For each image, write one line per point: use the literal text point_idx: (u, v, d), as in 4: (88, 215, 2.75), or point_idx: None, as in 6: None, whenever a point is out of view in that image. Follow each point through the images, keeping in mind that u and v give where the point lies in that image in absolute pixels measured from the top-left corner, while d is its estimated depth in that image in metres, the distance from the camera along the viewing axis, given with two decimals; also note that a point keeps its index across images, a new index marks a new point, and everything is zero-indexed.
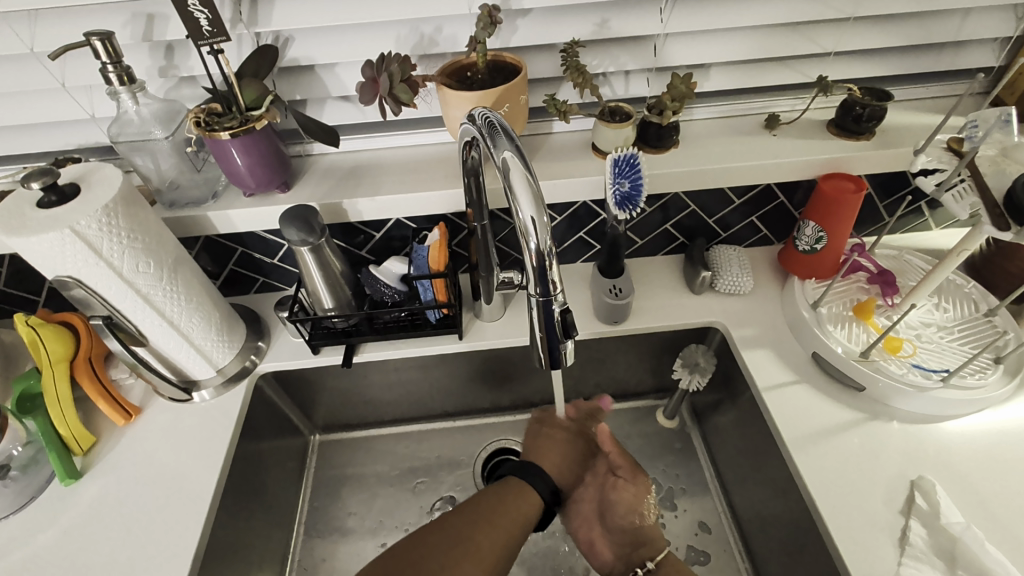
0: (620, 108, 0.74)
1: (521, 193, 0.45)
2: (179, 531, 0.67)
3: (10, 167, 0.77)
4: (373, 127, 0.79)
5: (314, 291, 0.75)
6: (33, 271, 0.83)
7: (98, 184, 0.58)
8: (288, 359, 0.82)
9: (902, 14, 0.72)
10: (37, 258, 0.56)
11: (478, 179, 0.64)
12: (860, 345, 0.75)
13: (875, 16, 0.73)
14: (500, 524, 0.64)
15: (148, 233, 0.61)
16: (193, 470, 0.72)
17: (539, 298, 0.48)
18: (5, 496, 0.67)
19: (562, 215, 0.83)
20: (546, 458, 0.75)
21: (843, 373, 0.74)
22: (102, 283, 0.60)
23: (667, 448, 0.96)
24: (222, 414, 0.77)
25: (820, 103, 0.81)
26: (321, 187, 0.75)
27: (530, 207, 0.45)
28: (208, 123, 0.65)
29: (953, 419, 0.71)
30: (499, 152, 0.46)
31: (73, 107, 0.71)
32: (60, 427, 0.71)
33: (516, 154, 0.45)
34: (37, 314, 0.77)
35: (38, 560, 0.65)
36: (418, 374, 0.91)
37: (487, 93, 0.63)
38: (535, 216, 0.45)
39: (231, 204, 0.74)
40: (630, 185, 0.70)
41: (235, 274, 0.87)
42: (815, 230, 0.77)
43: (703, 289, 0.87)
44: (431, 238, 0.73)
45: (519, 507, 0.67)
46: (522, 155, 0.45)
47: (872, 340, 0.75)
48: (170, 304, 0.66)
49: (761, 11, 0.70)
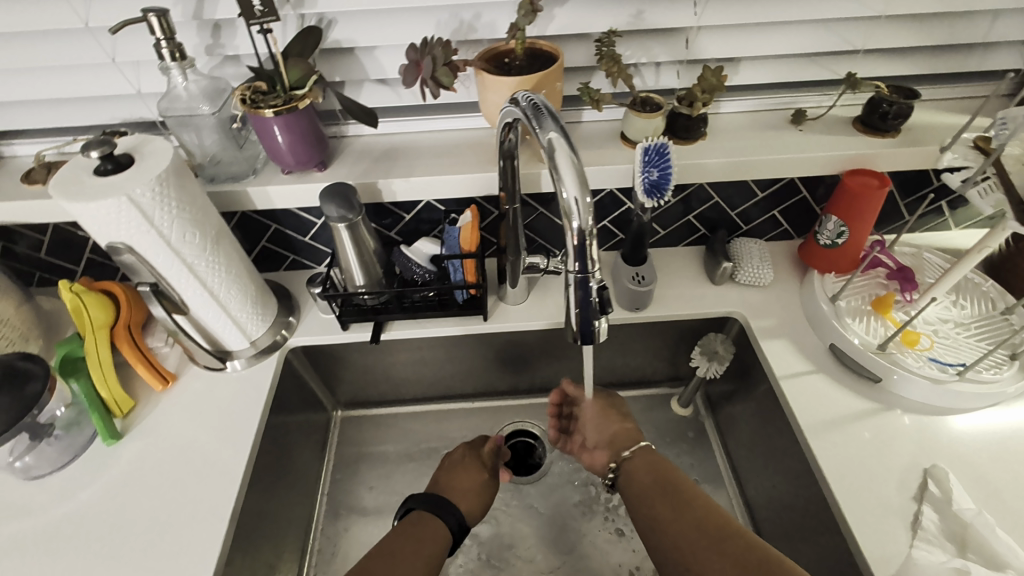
0: (651, 99, 0.75)
1: (565, 174, 0.47)
2: (215, 492, 0.70)
3: (57, 139, 0.80)
4: (407, 111, 0.81)
5: (346, 268, 0.77)
6: (75, 241, 0.86)
7: (150, 155, 0.60)
8: (318, 334, 0.84)
9: (932, 14, 0.74)
10: (93, 224, 0.58)
11: (514, 163, 0.65)
12: (877, 338, 0.77)
13: (906, 15, 0.74)
14: (418, 551, 0.67)
15: (195, 205, 0.64)
16: (227, 436, 0.74)
17: (577, 275, 0.50)
18: (50, 454, 0.71)
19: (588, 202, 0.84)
20: (454, 486, 0.79)
21: (860, 365, 0.76)
22: (152, 251, 0.62)
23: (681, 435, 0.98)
24: (254, 384, 0.79)
25: (846, 101, 0.83)
26: (357, 167, 0.77)
27: (573, 188, 0.47)
28: (253, 100, 0.68)
29: (967, 412, 0.73)
30: (544, 133, 0.48)
31: (121, 82, 0.74)
32: (101, 390, 0.74)
33: (561, 135, 0.47)
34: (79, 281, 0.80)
35: (82, 514, 0.68)
36: (441, 354, 0.93)
37: (526, 79, 0.64)
38: (578, 196, 0.47)
39: (270, 180, 0.76)
40: (658, 173, 0.71)
41: (267, 251, 0.89)
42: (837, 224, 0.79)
43: (723, 280, 0.88)
44: (463, 219, 0.75)
45: (428, 532, 0.70)
46: (567, 137, 0.47)
47: (890, 333, 0.77)
48: (211, 275, 0.69)
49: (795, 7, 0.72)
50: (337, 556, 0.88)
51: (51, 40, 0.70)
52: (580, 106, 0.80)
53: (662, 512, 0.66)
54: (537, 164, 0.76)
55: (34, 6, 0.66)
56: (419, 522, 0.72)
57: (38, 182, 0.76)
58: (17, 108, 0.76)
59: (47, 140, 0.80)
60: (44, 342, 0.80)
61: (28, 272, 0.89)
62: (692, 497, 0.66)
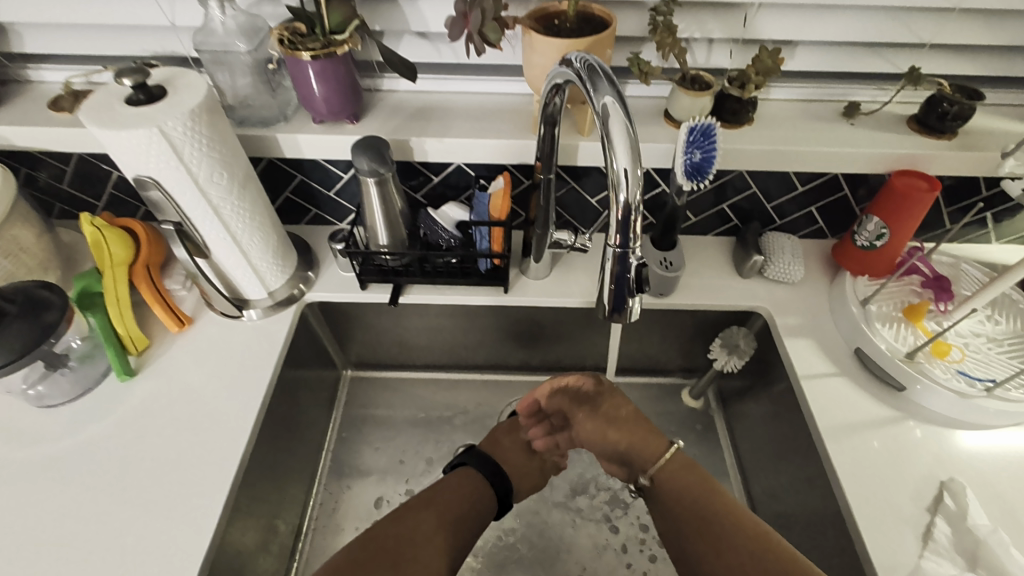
0: (701, 77, 0.72)
1: (617, 142, 0.45)
2: (225, 438, 0.69)
3: (85, 67, 0.78)
4: (445, 69, 0.78)
5: (371, 226, 0.75)
6: (97, 175, 0.85)
7: (183, 88, 0.58)
8: (336, 291, 0.83)
9: (1008, 11, 0.69)
10: (122, 154, 0.56)
11: (555, 130, 0.63)
12: (906, 346, 0.75)
13: (980, 10, 0.70)
14: (459, 524, 0.72)
15: (225, 145, 0.62)
16: (239, 384, 0.74)
17: (617, 250, 0.48)
18: (63, 385, 0.71)
19: None
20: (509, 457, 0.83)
21: (885, 371, 0.74)
22: (179, 189, 0.61)
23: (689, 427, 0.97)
24: (269, 335, 0.79)
25: (902, 97, 0.79)
26: (389, 123, 0.75)
27: (625, 157, 0.45)
28: (292, 41, 0.65)
29: (990, 429, 0.71)
30: (599, 97, 0.46)
31: (155, 12, 0.71)
32: (117, 326, 0.73)
33: (617, 100, 0.45)
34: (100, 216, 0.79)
35: (93, 446, 0.68)
36: (456, 323, 0.92)
37: (576, 42, 0.61)
38: (628, 166, 0.45)
39: (300, 128, 0.74)
40: (701, 155, 0.68)
41: (290, 202, 0.88)
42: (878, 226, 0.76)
43: (751, 273, 0.86)
44: (494, 185, 0.73)
45: (463, 497, 0.76)
46: (623, 102, 0.45)
47: (920, 343, 0.75)
48: (236, 219, 0.67)
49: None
50: (338, 512, 0.89)
51: None
52: (625, 79, 0.77)
53: (690, 530, 0.71)
54: (576, 135, 0.74)
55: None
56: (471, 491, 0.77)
57: (65, 110, 0.74)
58: (46, 31, 0.74)
59: (75, 68, 0.78)
60: (62, 274, 0.80)
61: (49, 202, 0.88)
62: (728, 511, 0.70)
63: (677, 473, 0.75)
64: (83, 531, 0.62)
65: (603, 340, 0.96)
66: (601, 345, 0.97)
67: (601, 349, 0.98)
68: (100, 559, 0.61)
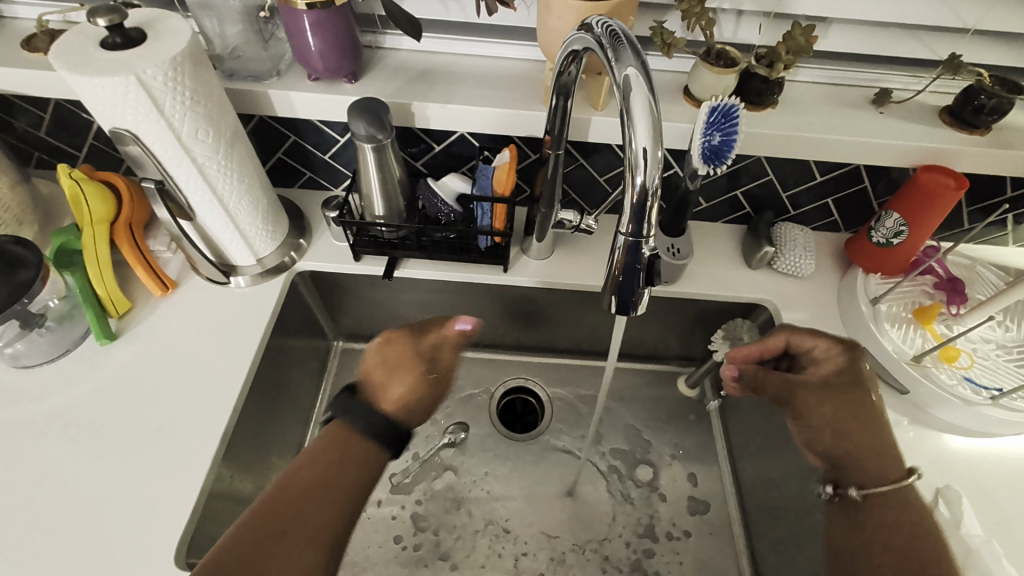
0: (726, 52, 0.67)
1: (638, 120, 0.41)
2: (209, 408, 0.67)
3: (63, 5, 0.71)
4: (453, 28, 0.73)
5: (367, 195, 0.71)
6: (77, 123, 0.80)
7: (165, 34, 0.53)
8: (329, 261, 0.80)
9: None
10: (97, 103, 0.52)
11: (568, 103, 0.59)
12: (913, 348, 0.73)
13: None
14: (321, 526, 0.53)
15: (211, 99, 0.57)
16: (224, 353, 0.71)
17: (629, 238, 0.45)
18: (40, 346, 0.68)
19: None
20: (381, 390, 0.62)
21: (890, 373, 0.72)
22: (160, 145, 0.56)
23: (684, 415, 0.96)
24: (257, 304, 0.75)
25: (936, 87, 0.75)
26: (390, 84, 0.70)
27: (645, 137, 0.41)
28: None
29: (990, 437, 0.70)
30: (621, 67, 0.41)
31: None
32: (97, 287, 0.70)
33: (641, 72, 0.41)
34: (80, 169, 0.74)
35: (71, 410, 0.66)
36: (452, 299, 0.89)
37: (597, 6, 0.56)
38: (648, 145, 0.41)
39: (294, 85, 0.69)
40: (721, 138, 0.64)
41: (282, 164, 0.83)
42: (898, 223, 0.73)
43: (760, 265, 0.83)
44: (500, 158, 0.68)
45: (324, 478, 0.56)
46: (646, 75, 0.41)
47: (928, 347, 0.73)
48: (222, 181, 0.63)
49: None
50: None
51: None
52: (645, 51, 0.72)
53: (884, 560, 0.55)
54: (589, 108, 0.69)
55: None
56: (324, 459, 0.57)
57: (40, 50, 0.69)
58: None
59: (51, 5, 0.72)
60: (40, 228, 0.76)
61: (27, 151, 0.84)
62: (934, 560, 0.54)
63: (891, 508, 0.58)
64: (57, 497, 0.61)
65: (602, 324, 0.93)
66: (599, 328, 0.95)
67: (599, 332, 0.95)
68: (76, 526, 0.59)
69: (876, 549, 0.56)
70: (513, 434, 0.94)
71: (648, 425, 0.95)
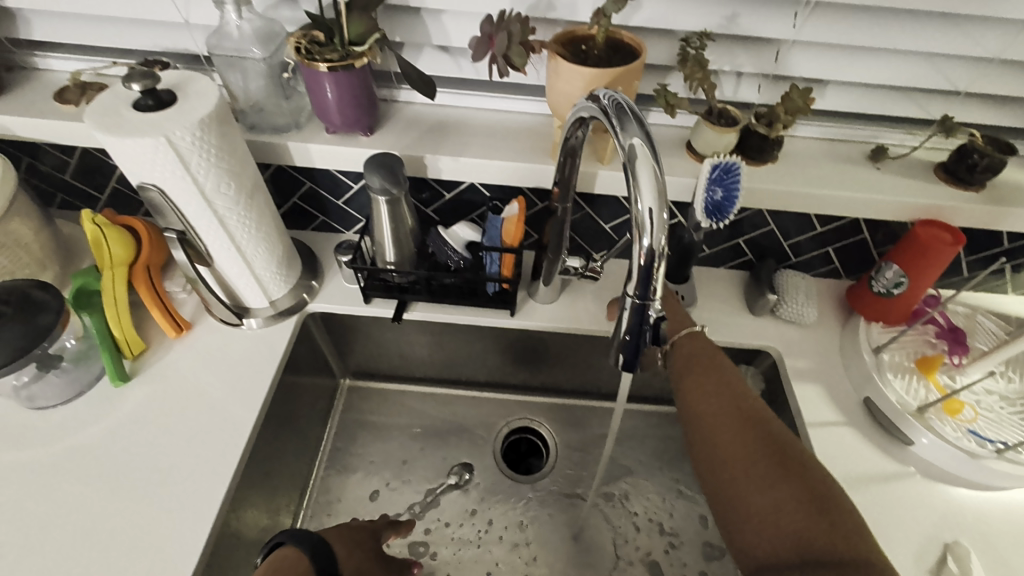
0: (727, 111, 0.70)
1: (644, 184, 0.43)
2: (217, 450, 0.68)
3: (96, 59, 0.75)
4: (465, 85, 0.76)
5: (379, 242, 0.73)
6: (101, 168, 0.83)
7: (194, 95, 0.56)
8: (339, 303, 0.81)
9: None
10: (127, 160, 0.54)
11: (575, 161, 0.61)
12: (916, 399, 0.73)
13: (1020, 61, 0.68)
14: None
15: (235, 155, 0.60)
16: (234, 395, 0.72)
17: (636, 300, 0.46)
18: (55, 386, 0.69)
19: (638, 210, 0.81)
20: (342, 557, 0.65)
21: (894, 424, 0.73)
22: (184, 198, 0.59)
23: (688, 456, 0.95)
24: (268, 345, 0.77)
25: (930, 143, 0.77)
26: (404, 137, 0.73)
27: (651, 199, 0.43)
28: (309, 50, 0.63)
29: (997, 491, 0.70)
30: (627, 138, 0.44)
31: (169, 8, 0.69)
32: (114, 329, 0.72)
33: (646, 143, 0.43)
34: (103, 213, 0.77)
35: (82, 453, 0.66)
36: (459, 339, 0.90)
37: (604, 73, 0.59)
38: (653, 209, 0.43)
39: (313, 137, 0.72)
40: (723, 194, 0.66)
41: (297, 208, 0.86)
42: (897, 274, 0.74)
43: (763, 311, 0.85)
44: (508, 210, 0.71)
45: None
46: (651, 143, 0.43)
47: (932, 398, 0.73)
48: (241, 229, 0.65)
49: (904, 35, 0.65)
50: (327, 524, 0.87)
51: None
52: (649, 107, 0.75)
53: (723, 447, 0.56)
54: (596, 162, 0.72)
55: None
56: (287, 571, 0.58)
57: (71, 102, 0.72)
58: (58, 21, 0.72)
59: (85, 59, 0.76)
60: (60, 269, 0.78)
61: (49, 192, 0.86)
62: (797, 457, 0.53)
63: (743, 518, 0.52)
64: (64, 543, 0.61)
65: (605, 365, 0.94)
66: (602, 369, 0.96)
67: (603, 374, 0.96)
68: (82, 570, 0.59)
69: (705, 442, 0.57)
70: (516, 476, 0.94)
71: (652, 468, 0.95)
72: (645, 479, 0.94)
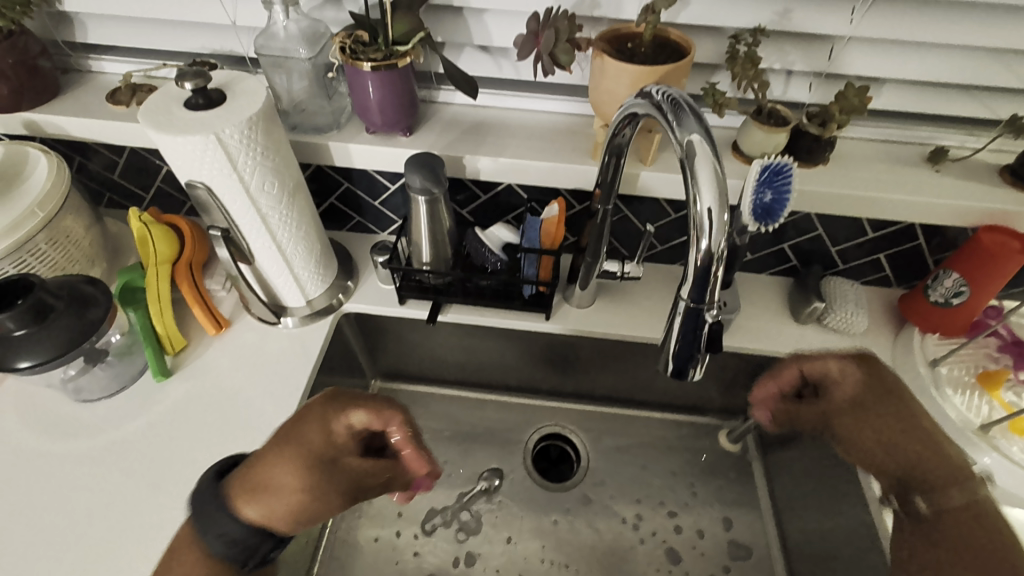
0: (778, 111, 0.67)
1: (703, 181, 0.41)
2: (255, 448, 0.68)
3: (147, 62, 0.78)
4: (505, 86, 0.76)
5: (415, 242, 0.73)
6: (147, 168, 0.85)
7: (242, 95, 0.57)
8: (374, 304, 0.81)
9: None
10: (176, 158, 0.55)
11: (619, 160, 0.59)
12: (978, 418, 0.69)
13: None
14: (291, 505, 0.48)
15: (279, 154, 0.60)
16: (270, 394, 0.72)
17: (691, 305, 0.44)
18: (101, 379, 0.71)
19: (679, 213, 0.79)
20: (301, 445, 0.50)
21: (954, 443, 0.69)
22: (230, 197, 0.59)
23: (726, 470, 0.92)
24: (304, 345, 0.77)
25: (995, 146, 0.73)
26: (443, 137, 0.73)
27: (710, 198, 0.41)
28: (353, 50, 0.63)
29: None
30: (684, 133, 0.42)
31: (218, 11, 0.70)
32: (157, 324, 0.73)
33: (705, 139, 0.42)
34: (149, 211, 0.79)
35: (124, 447, 0.67)
36: (491, 343, 0.89)
37: (651, 70, 0.58)
38: (713, 209, 0.41)
39: (352, 137, 0.72)
40: (772, 196, 0.63)
41: (333, 208, 0.86)
42: (958, 283, 0.70)
43: (809, 320, 0.81)
44: (548, 211, 0.70)
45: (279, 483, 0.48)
46: (710, 140, 0.42)
47: (996, 416, 0.69)
48: (282, 228, 0.66)
49: (970, 31, 0.62)
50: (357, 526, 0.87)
51: None
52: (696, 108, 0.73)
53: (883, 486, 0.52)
54: (639, 164, 0.70)
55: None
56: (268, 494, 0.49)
57: (122, 103, 0.74)
58: (113, 26, 0.75)
59: (136, 62, 0.78)
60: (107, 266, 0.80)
61: (98, 191, 0.89)
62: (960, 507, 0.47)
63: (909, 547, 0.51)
64: (105, 536, 0.61)
65: (641, 372, 0.91)
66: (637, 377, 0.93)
67: (638, 381, 0.93)
68: (121, 564, 0.59)
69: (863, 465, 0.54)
70: (547, 482, 0.92)
71: (689, 482, 0.91)
72: (682, 493, 0.90)
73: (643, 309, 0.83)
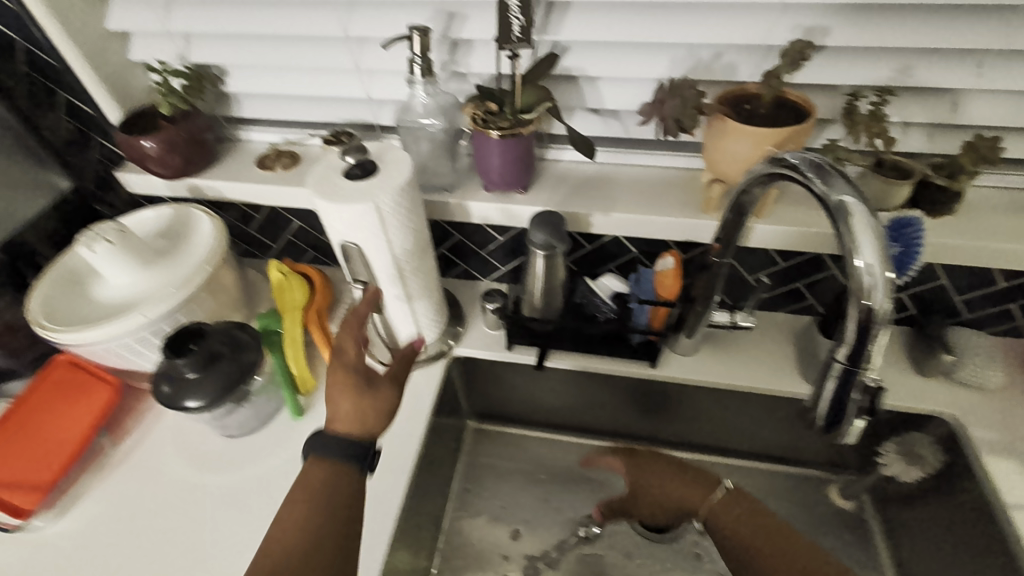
0: (902, 163, 0.65)
1: (862, 238, 0.43)
2: (382, 487, 0.72)
3: (290, 131, 0.88)
4: (612, 143, 0.79)
5: (529, 293, 0.76)
6: (280, 222, 0.94)
7: (393, 164, 0.63)
8: (482, 349, 0.85)
9: None
10: (335, 222, 0.62)
11: (742, 217, 0.61)
12: None
13: None
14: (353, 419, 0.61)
15: (419, 215, 0.66)
16: (393, 435, 0.77)
17: (848, 367, 0.45)
18: (247, 416, 0.77)
19: (787, 261, 0.79)
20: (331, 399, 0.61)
21: None
22: (376, 254, 0.65)
23: (840, 529, 0.87)
24: (421, 387, 0.82)
25: None
26: (555, 193, 0.77)
27: (871, 255, 0.42)
28: (484, 120, 0.68)
29: None
30: (835, 193, 0.44)
31: (356, 87, 0.79)
32: (293, 367, 0.79)
33: (858, 197, 0.44)
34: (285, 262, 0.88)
35: (267, 481, 0.73)
36: (591, 388, 0.91)
37: (777, 130, 0.59)
38: (874, 264, 0.42)
39: (472, 195, 0.77)
40: (900, 249, 0.63)
41: (442, 257, 0.92)
42: None
43: (933, 373, 0.77)
44: (663, 263, 0.72)
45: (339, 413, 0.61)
46: (864, 200, 0.43)
47: None
48: (413, 281, 0.72)
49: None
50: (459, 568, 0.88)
51: (309, 46, 0.76)
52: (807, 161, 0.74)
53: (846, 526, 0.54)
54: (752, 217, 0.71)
55: (308, 11, 0.72)
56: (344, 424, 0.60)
57: (269, 168, 0.84)
58: (265, 101, 0.85)
59: (280, 131, 0.88)
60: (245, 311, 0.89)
61: (234, 243, 1.00)
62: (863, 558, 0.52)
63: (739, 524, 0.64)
64: None
65: (744, 422, 0.89)
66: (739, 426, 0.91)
67: (741, 431, 0.91)
68: None
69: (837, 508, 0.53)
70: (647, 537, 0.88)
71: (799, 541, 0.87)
72: None
73: (750, 357, 0.82)
